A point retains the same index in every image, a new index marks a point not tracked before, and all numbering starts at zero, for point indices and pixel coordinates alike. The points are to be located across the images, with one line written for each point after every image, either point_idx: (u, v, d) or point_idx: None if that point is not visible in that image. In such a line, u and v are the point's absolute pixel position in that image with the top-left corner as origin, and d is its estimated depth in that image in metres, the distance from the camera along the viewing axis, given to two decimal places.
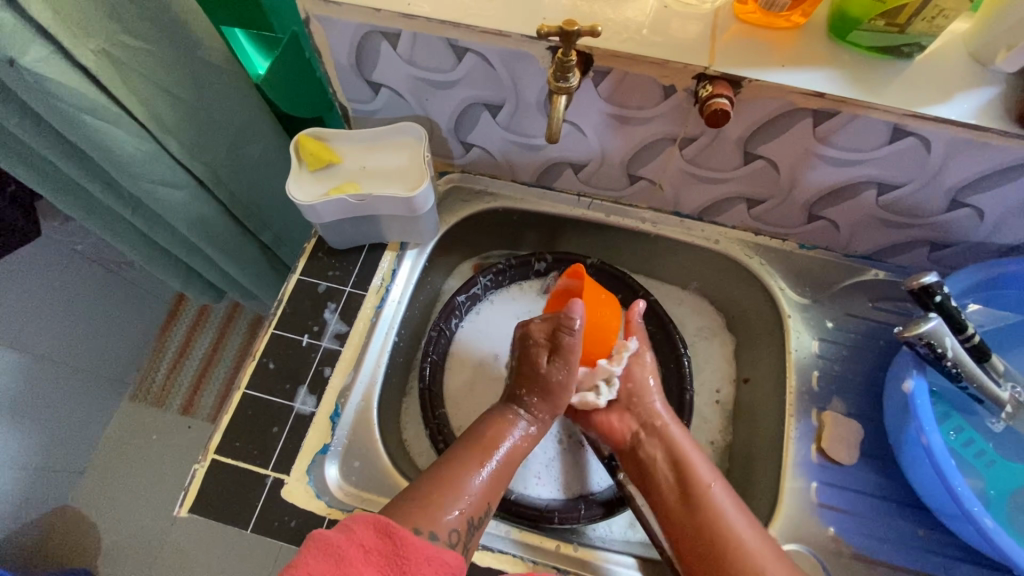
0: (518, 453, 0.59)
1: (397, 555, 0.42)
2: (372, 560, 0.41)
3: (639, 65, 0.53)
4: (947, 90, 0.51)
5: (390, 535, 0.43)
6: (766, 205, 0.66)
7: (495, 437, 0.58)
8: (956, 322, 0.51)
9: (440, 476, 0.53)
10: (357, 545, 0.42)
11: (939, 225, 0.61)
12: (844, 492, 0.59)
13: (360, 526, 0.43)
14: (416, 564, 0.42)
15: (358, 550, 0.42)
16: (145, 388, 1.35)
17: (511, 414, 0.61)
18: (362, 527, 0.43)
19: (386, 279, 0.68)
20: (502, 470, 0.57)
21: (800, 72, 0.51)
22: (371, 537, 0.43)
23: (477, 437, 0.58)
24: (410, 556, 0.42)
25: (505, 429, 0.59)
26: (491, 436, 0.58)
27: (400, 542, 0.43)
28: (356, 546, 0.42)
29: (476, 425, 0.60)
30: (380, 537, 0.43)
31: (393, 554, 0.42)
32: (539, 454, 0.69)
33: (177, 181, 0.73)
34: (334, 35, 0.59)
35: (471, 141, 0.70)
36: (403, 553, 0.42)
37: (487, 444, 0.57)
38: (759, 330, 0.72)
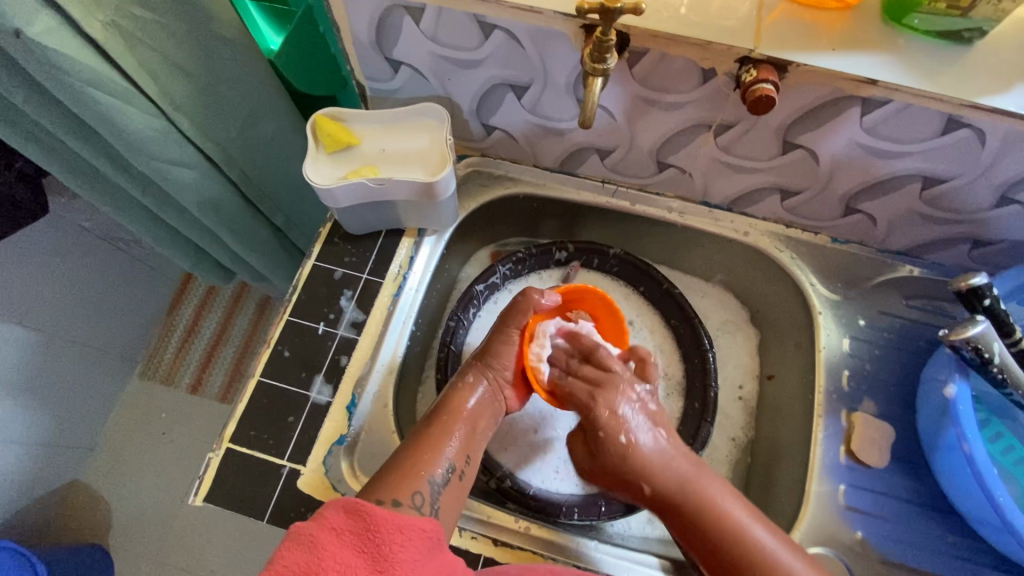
0: (487, 413, 0.58)
1: (368, 531, 0.40)
2: (345, 541, 0.40)
3: (679, 46, 0.50)
4: (1007, 79, 0.48)
5: (360, 513, 0.41)
6: (801, 197, 0.64)
7: (452, 404, 0.57)
8: (1004, 325, 0.49)
9: (402, 450, 0.53)
10: (328, 529, 0.40)
11: (983, 221, 0.59)
12: (872, 495, 0.58)
13: (331, 509, 0.42)
14: (388, 536, 0.40)
15: (329, 534, 0.40)
16: (154, 366, 1.35)
17: (471, 379, 0.59)
18: (333, 510, 0.41)
19: (404, 267, 0.66)
20: (468, 436, 0.56)
21: (851, 58, 0.48)
22: (341, 518, 0.41)
23: (445, 406, 0.57)
24: (382, 529, 0.40)
25: (466, 395, 0.58)
26: (456, 404, 0.57)
27: (370, 517, 0.41)
28: (328, 530, 0.40)
29: (440, 397, 0.59)
30: (350, 516, 0.41)
31: (365, 531, 0.40)
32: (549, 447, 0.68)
33: (188, 160, 0.71)
34: (355, 9, 0.56)
35: (493, 124, 0.67)
36: (374, 527, 0.40)
37: (455, 413, 0.56)
38: (786, 325, 0.70)
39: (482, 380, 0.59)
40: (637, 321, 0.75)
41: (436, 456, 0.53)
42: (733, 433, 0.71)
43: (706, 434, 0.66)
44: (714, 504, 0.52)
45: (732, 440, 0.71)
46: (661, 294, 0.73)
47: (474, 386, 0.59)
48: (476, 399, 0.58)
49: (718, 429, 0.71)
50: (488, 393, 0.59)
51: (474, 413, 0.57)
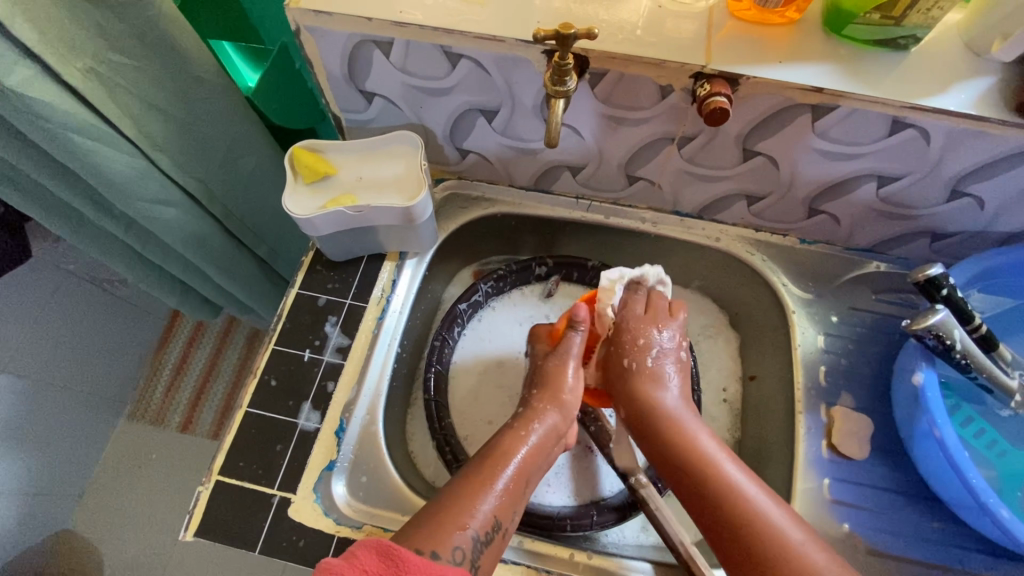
0: (534, 467, 0.56)
1: None
2: None
3: (636, 66, 0.53)
4: (944, 81, 0.51)
5: (392, 557, 0.40)
6: (766, 202, 0.66)
7: (505, 447, 0.56)
8: (963, 313, 0.50)
9: (449, 490, 0.52)
10: (358, 570, 0.39)
11: (940, 215, 0.61)
12: (856, 487, 0.59)
13: (362, 550, 0.40)
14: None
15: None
16: (142, 408, 1.33)
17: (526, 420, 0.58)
18: (365, 551, 0.40)
19: (386, 290, 0.68)
20: (517, 484, 0.54)
21: (798, 69, 0.51)
22: (372, 562, 0.40)
23: (499, 449, 0.55)
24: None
25: (518, 440, 0.56)
26: (507, 447, 0.56)
27: (403, 561, 0.39)
28: (357, 572, 0.39)
29: (491, 438, 0.58)
30: (382, 561, 0.39)
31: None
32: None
33: (171, 197, 0.72)
34: (326, 45, 0.58)
35: (467, 148, 0.69)
36: (406, 574, 0.39)
37: (505, 455, 0.55)
38: (764, 326, 0.72)
39: (545, 414, 0.59)
40: None
41: (488, 514, 0.50)
42: (721, 435, 0.72)
43: None
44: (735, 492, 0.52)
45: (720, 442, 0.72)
46: None
47: (542, 417, 0.59)
48: (530, 447, 0.56)
49: None
50: (546, 429, 0.58)
51: (518, 467, 0.55)
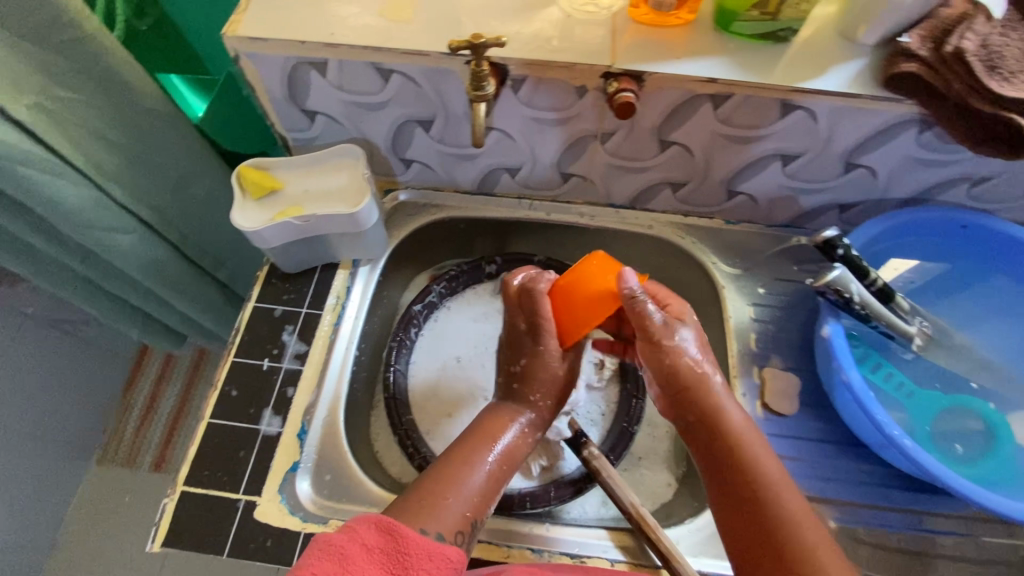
0: (518, 449, 0.59)
1: (398, 552, 0.42)
2: (373, 558, 0.41)
3: (550, 70, 0.58)
4: (822, 67, 0.57)
5: (392, 534, 0.43)
6: (689, 187, 0.72)
7: (490, 427, 0.60)
8: (860, 269, 0.56)
9: (440, 464, 0.55)
10: (358, 543, 0.42)
11: (842, 187, 0.68)
12: (790, 440, 0.63)
13: (361, 524, 0.43)
14: (419, 562, 0.42)
15: (359, 549, 0.41)
16: (113, 450, 1.34)
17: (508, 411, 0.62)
18: (365, 526, 0.43)
19: (341, 296, 0.71)
20: (499, 464, 0.57)
21: (694, 63, 0.57)
22: (371, 535, 0.42)
23: (476, 429, 0.60)
24: (411, 552, 0.42)
25: (501, 424, 0.60)
26: (489, 429, 0.59)
27: (401, 539, 0.42)
28: (357, 545, 0.42)
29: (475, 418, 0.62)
30: (381, 535, 0.42)
31: (395, 552, 0.42)
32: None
33: (125, 226, 0.74)
34: (265, 69, 0.62)
35: (410, 158, 0.73)
36: (404, 551, 0.42)
37: (482, 434, 0.59)
38: (701, 304, 0.77)
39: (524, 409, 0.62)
40: None
41: (477, 495, 0.54)
42: None
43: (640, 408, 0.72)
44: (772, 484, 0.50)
45: None
46: None
47: (524, 412, 0.62)
48: (510, 433, 0.60)
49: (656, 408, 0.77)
50: (527, 422, 0.62)
51: (502, 449, 0.58)
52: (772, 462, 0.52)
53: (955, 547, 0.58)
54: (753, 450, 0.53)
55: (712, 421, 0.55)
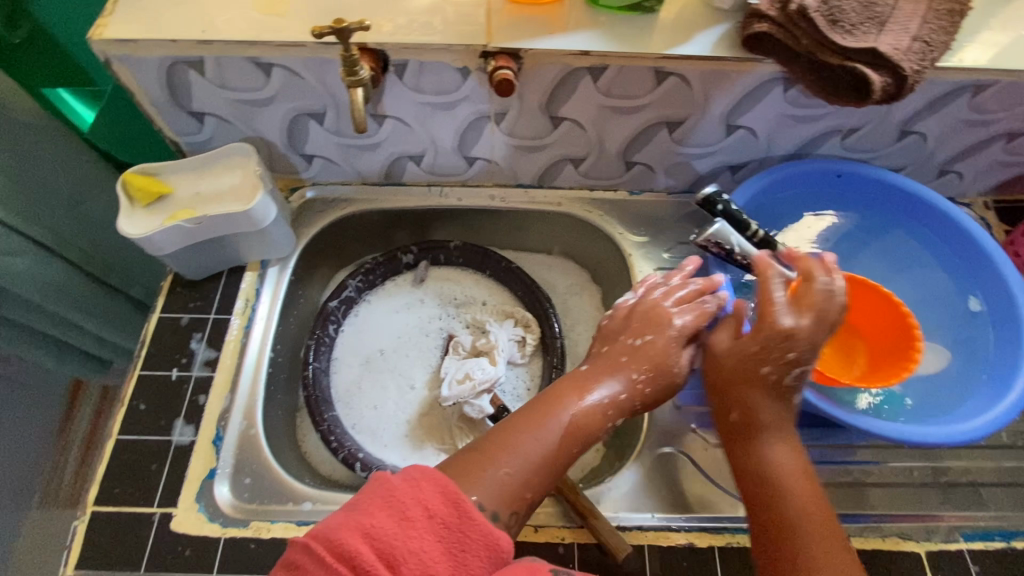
0: (591, 424, 0.52)
1: (455, 529, 0.38)
2: (433, 526, 0.38)
3: (430, 53, 0.59)
4: (687, 33, 0.60)
5: (459, 505, 0.39)
6: (589, 161, 0.74)
7: (564, 391, 0.53)
8: (740, 222, 0.59)
9: (503, 426, 0.50)
10: (421, 505, 0.38)
11: (728, 148, 0.71)
12: (700, 393, 0.66)
13: (433, 485, 0.40)
14: (474, 545, 0.38)
15: (421, 511, 0.38)
16: (53, 494, 1.28)
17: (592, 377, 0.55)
18: (432, 488, 0.39)
19: (250, 299, 0.70)
20: (570, 440, 0.51)
21: (567, 37, 0.59)
22: (438, 504, 0.39)
23: (552, 397, 0.53)
24: (468, 535, 0.38)
25: (591, 386, 0.54)
26: (575, 389, 0.53)
27: (466, 511, 0.39)
28: (421, 508, 0.38)
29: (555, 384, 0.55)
30: (449, 505, 0.39)
31: (455, 529, 0.38)
32: (415, 394, 0.75)
33: (16, 248, 0.71)
34: (140, 72, 0.60)
35: (310, 153, 0.73)
36: (466, 526, 0.38)
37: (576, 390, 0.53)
38: (614, 274, 0.80)
39: (611, 378, 0.54)
40: (490, 301, 0.83)
41: (535, 465, 0.48)
42: None
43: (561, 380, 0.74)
44: (796, 500, 0.48)
45: None
46: (504, 272, 0.82)
47: (607, 381, 0.54)
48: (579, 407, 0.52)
49: None
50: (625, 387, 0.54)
51: (576, 419, 0.51)
52: (785, 454, 0.50)
53: (875, 472, 0.63)
54: (793, 464, 0.50)
55: (757, 425, 0.52)
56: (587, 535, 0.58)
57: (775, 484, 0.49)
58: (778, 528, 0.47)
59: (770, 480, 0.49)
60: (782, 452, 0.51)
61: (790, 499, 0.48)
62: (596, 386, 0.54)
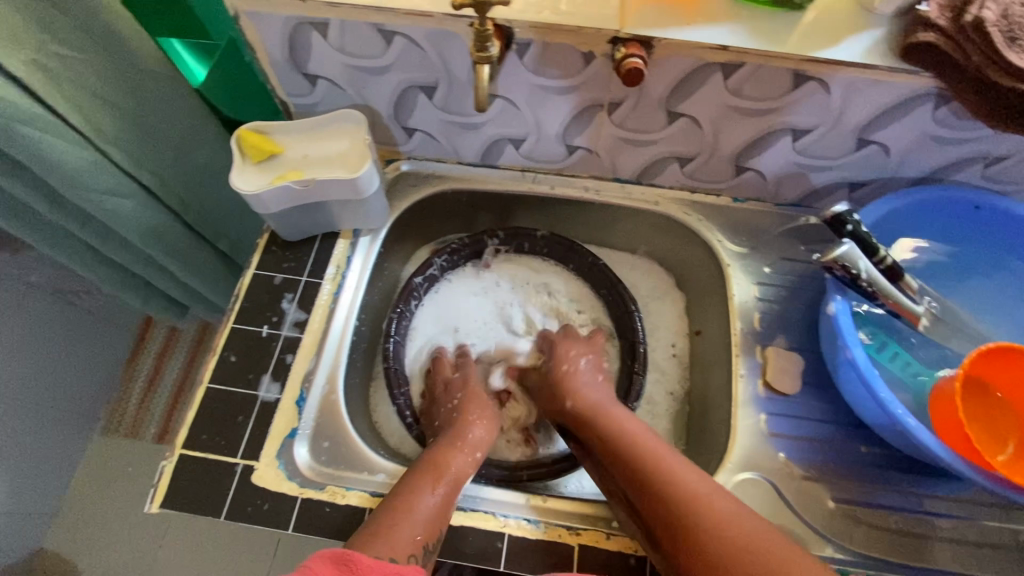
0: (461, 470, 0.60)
1: None
2: None
3: (557, 34, 0.56)
4: (838, 35, 0.55)
5: (347, 561, 0.44)
6: (696, 162, 0.71)
7: (444, 457, 0.60)
8: (869, 246, 0.55)
9: (396, 489, 0.55)
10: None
11: (853, 164, 0.66)
12: (790, 420, 0.63)
13: (316, 561, 0.44)
14: None
15: None
16: (117, 421, 1.36)
17: (455, 442, 0.62)
18: (319, 561, 0.44)
19: (341, 266, 0.70)
20: (451, 492, 0.57)
21: (706, 28, 0.55)
22: (326, 568, 0.44)
23: (432, 461, 0.59)
24: None
25: (455, 454, 0.60)
26: (444, 459, 0.59)
27: (356, 564, 0.44)
28: None
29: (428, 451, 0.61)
30: (335, 565, 0.44)
31: None
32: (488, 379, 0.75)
33: (125, 190, 0.74)
34: (266, 29, 0.61)
35: (413, 126, 0.72)
36: (360, 574, 0.44)
37: (441, 465, 0.58)
38: (704, 282, 0.77)
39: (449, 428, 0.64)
40: (569, 295, 0.81)
41: (440, 511, 0.54)
42: (671, 388, 0.77)
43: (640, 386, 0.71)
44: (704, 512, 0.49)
45: (670, 394, 0.76)
46: (588, 267, 0.79)
47: (468, 436, 0.63)
48: (459, 463, 0.60)
49: (656, 386, 0.77)
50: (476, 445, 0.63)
51: (459, 476, 0.58)
52: (674, 453, 0.56)
53: (957, 530, 0.58)
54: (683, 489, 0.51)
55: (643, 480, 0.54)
56: None
57: (654, 468, 0.54)
58: (679, 528, 0.49)
59: (648, 466, 0.54)
60: (690, 478, 0.52)
61: (682, 490, 0.51)
62: (472, 430, 0.64)
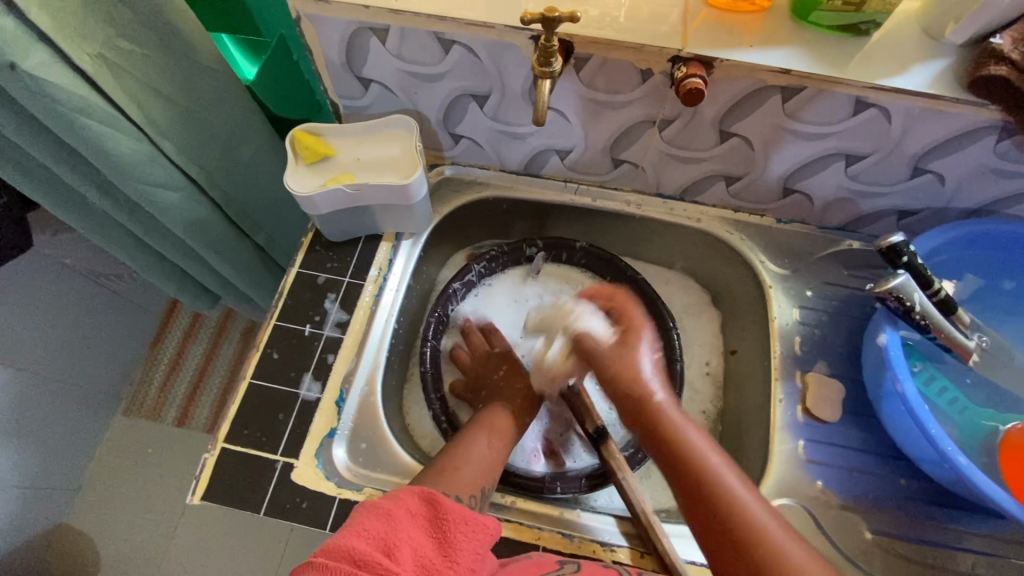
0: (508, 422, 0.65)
1: (438, 517, 0.47)
2: (418, 523, 0.46)
3: (618, 50, 0.56)
4: (902, 64, 0.55)
5: (432, 502, 0.47)
6: (743, 182, 0.70)
7: (495, 414, 0.65)
8: (924, 278, 0.54)
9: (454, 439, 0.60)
10: (405, 509, 0.46)
11: (905, 192, 0.65)
12: (828, 447, 0.63)
13: (407, 495, 0.48)
14: (456, 524, 0.46)
15: (405, 514, 0.46)
16: (138, 403, 1.38)
17: (507, 401, 0.67)
18: (409, 496, 0.48)
19: (383, 269, 0.71)
20: (504, 446, 0.62)
21: (769, 51, 0.55)
22: (416, 504, 0.47)
23: (480, 417, 0.64)
24: (450, 517, 0.46)
25: (503, 409, 0.66)
26: (494, 415, 0.64)
27: (442, 507, 0.47)
28: (403, 510, 0.46)
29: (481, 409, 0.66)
30: (425, 504, 0.47)
31: (436, 518, 0.47)
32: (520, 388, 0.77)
33: (173, 182, 0.75)
34: (325, 33, 0.61)
35: (460, 133, 0.72)
36: (444, 516, 0.46)
37: (492, 420, 0.64)
38: (743, 302, 0.76)
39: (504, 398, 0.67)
40: None
41: (494, 459, 0.59)
42: (703, 406, 0.76)
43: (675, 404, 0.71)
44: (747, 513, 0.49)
45: (703, 413, 0.76)
46: (626, 281, 0.79)
47: (521, 396, 0.68)
48: (509, 419, 0.65)
49: (688, 403, 0.77)
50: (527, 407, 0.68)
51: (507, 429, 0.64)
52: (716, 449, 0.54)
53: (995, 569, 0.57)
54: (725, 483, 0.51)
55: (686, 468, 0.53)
56: (702, 574, 0.56)
57: (685, 453, 0.53)
58: (726, 536, 0.49)
59: (696, 465, 0.52)
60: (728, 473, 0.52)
61: (722, 487, 0.51)
62: (493, 389, 0.69)
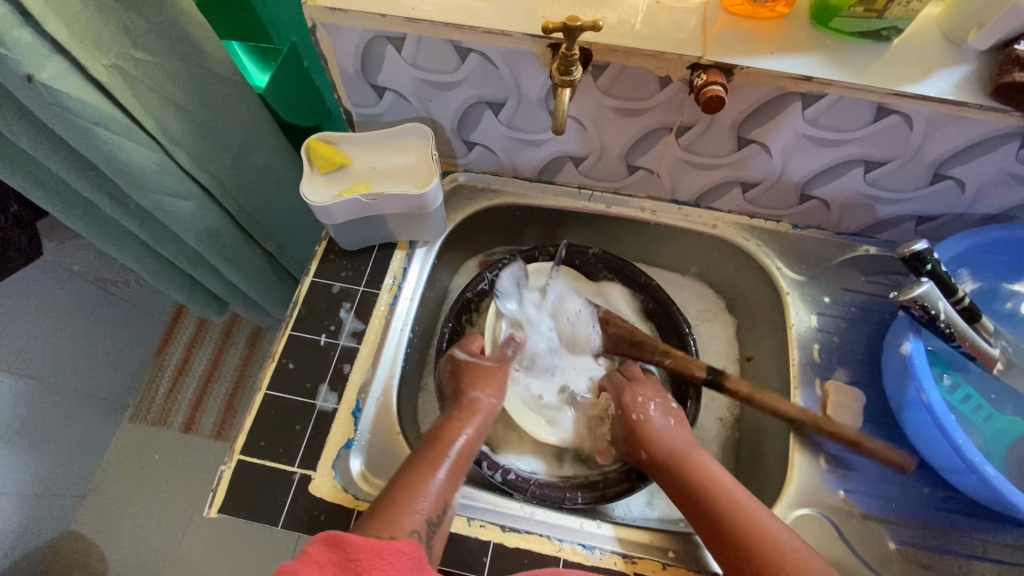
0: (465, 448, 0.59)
1: (348, 559, 0.41)
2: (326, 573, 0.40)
3: (636, 58, 0.56)
4: (925, 70, 0.54)
5: (340, 545, 0.42)
6: (759, 188, 0.70)
7: (445, 434, 0.59)
8: (948, 286, 0.54)
9: (402, 470, 0.54)
10: (311, 563, 0.41)
11: (925, 197, 0.65)
12: (850, 456, 0.62)
13: (313, 547, 0.42)
14: (368, 562, 0.41)
15: (312, 568, 0.40)
16: (145, 410, 1.37)
17: (458, 418, 0.61)
18: (315, 545, 0.42)
19: (398, 277, 0.70)
20: (455, 472, 0.56)
21: (789, 58, 0.55)
22: (323, 553, 0.42)
23: (433, 437, 0.58)
24: (361, 556, 0.41)
25: (457, 428, 0.60)
26: (444, 436, 0.58)
27: (350, 546, 0.42)
28: (310, 564, 0.41)
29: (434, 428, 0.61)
30: (331, 549, 0.42)
31: (345, 561, 0.41)
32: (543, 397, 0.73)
33: (186, 191, 0.74)
34: (341, 41, 0.61)
35: (474, 140, 0.72)
36: (353, 555, 0.41)
37: (440, 442, 0.57)
38: (759, 308, 0.76)
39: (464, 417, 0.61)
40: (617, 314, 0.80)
41: (444, 488, 0.53)
42: (720, 414, 0.76)
43: (693, 411, 0.70)
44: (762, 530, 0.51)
45: (719, 420, 0.76)
46: (640, 288, 0.78)
47: (474, 411, 0.62)
48: (461, 441, 0.58)
49: (705, 411, 0.76)
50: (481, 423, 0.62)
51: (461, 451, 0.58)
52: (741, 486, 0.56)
53: None
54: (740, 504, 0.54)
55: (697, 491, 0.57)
56: None
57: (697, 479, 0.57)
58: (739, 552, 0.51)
59: (706, 489, 0.56)
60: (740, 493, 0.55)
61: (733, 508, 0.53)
62: (473, 395, 0.63)
